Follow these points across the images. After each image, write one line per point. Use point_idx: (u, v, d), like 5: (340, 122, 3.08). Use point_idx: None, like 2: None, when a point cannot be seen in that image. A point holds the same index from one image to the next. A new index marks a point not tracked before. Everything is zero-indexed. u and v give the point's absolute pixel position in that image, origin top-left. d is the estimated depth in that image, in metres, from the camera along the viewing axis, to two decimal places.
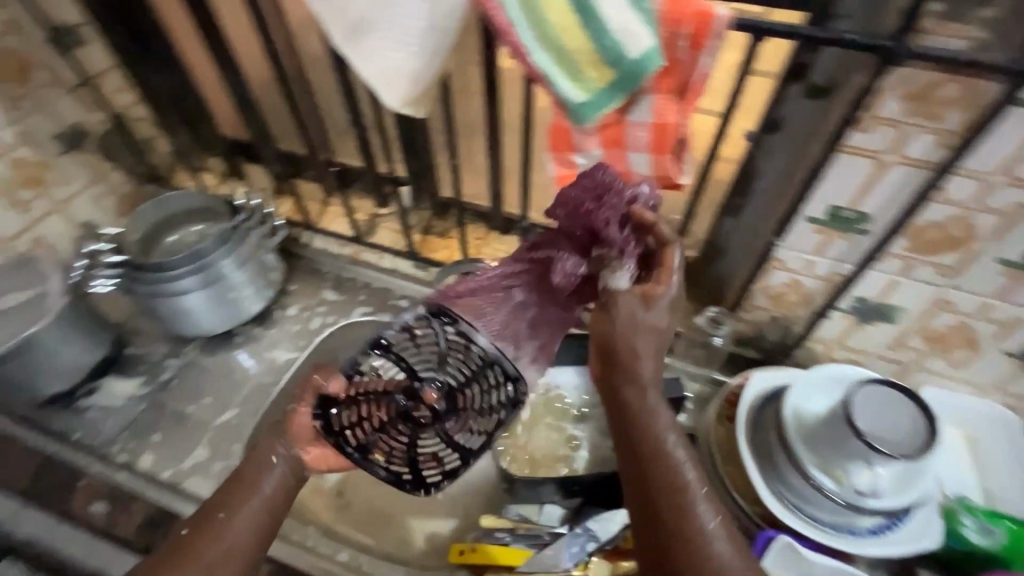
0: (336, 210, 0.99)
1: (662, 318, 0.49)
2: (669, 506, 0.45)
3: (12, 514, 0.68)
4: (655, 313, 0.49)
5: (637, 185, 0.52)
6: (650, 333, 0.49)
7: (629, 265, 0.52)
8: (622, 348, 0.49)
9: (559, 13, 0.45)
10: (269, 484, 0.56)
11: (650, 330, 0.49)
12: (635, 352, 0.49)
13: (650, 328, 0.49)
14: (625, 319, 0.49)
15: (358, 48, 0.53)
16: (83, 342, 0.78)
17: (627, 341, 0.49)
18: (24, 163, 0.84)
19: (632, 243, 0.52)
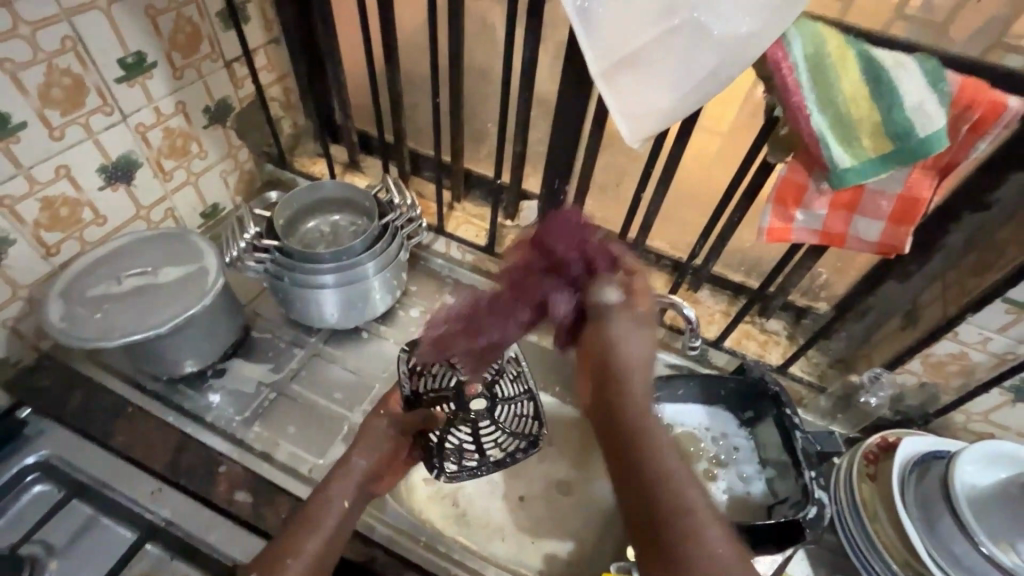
0: (464, 216, 0.96)
1: (643, 336, 0.53)
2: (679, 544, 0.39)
3: (155, 492, 0.67)
4: (635, 332, 0.52)
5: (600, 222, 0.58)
6: (636, 337, 0.52)
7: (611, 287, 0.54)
8: (625, 355, 0.51)
9: (850, 82, 0.47)
10: (345, 501, 0.62)
11: (636, 344, 0.52)
12: (632, 363, 0.50)
13: (635, 339, 0.52)
14: (614, 332, 0.52)
15: (612, 81, 0.52)
16: (223, 326, 0.79)
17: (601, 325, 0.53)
18: (174, 132, 0.83)
19: (611, 271, 0.56)
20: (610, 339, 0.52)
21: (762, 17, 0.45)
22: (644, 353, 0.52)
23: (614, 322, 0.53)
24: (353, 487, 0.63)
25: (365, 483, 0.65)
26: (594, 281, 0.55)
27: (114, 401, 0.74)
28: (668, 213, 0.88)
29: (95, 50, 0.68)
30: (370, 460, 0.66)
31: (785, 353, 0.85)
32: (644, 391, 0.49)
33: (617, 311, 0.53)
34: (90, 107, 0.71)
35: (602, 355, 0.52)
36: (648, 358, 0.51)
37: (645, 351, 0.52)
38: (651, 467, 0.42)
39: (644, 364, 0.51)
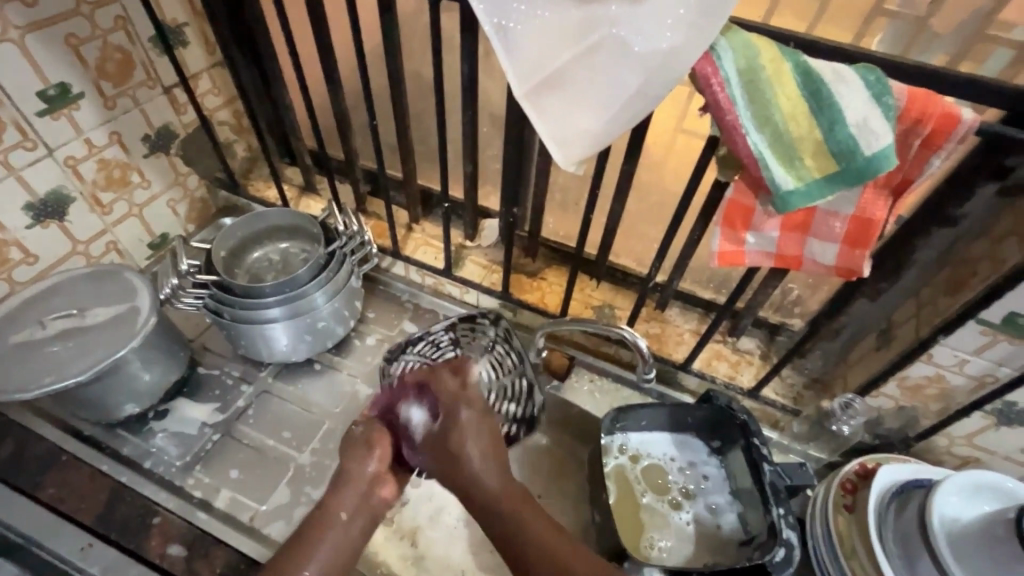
0: (422, 237, 0.92)
1: (483, 431, 0.61)
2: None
3: (85, 548, 0.64)
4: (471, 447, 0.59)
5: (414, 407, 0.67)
6: (479, 445, 0.59)
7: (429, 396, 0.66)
8: (485, 492, 0.56)
9: (787, 97, 0.43)
10: (343, 515, 0.57)
11: (481, 463, 0.58)
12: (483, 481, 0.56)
13: (484, 453, 0.58)
14: (458, 447, 0.59)
15: (537, 103, 0.48)
16: (162, 363, 0.75)
17: (461, 461, 0.58)
18: (110, 164, 0.79)
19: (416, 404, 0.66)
20: (470, 481, 0.57)
21: (683, 29, 0.42)
22: (489, 457, 0.59)
23: (466, 448, 0.59)
24: (350, 500, 0.58)
25: (369, 493, 0.59)
26: (455, 406, 0.62)
27: (46, 450, 0.71)
28: (628, 229, 0.84)
29: (10, 84, 0.65)
30: (372, 465, 0.61)
31: (758, 374, 0.80)
32: (498, 477, 0.57)
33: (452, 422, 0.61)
34: (9, 142, 0.68)
35: (482, 499, 0.56)
36: (499, 458, 0.59)
37: (484, 439, 0.60)
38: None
39: (490, 438, 0.60)
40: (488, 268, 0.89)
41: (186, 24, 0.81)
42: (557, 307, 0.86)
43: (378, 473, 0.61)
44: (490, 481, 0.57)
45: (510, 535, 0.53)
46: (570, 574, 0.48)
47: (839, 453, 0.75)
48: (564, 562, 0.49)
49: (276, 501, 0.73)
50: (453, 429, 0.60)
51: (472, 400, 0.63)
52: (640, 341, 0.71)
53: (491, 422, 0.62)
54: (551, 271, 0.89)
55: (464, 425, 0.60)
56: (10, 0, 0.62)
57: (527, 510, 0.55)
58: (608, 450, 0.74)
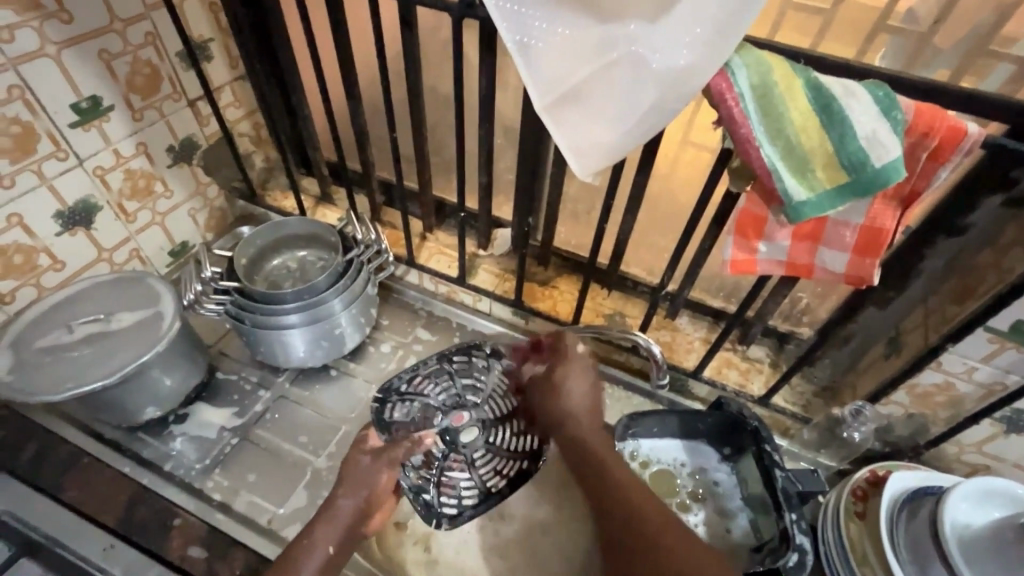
0: (436, 246, 0.94)
1: (585, 368, 0.67)
2: (641, 515, 0.54)
3: (108, 548, 0.65)
4: (568, 387, 0.66)
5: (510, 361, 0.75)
6: (578, 386, 0.66)
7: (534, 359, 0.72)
8: (581, 429, 0.64)
9: (800, 112, 0.44)
10: (331, 547, 0.59)
11: (578, 398, 0.66)
12: (569, 412, 0.65)
13: (583, 394, 0.66)
14: (567, 383, 0.67)
15: (557, 116, 0.50)
16: (184, 368, 0.77)
17: (559, 413, 0.66)
18: (135, 173, 0.82)
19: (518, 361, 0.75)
20: (570, 429, 0.64)
21: (699, 47, 0.44)
22: (585, 392, 0.66)
23: (566, 386, 0.67)
24: (339, 532, 0.60)
25: (354, 526, 0.62)
26: (558, 359, 0.69)
27: (69, 452, 0.72)
28: (639, 239, 0.86)
29: (45, 97, 0.68)
30: (357, 501, 0.62)
31: (768, 382, 0.81)
32: (591, 412, 0.66)
33: (556, 378, 0.68)
34: (42, 153, 0.70)
35: (591, 455, 0.61)
36: (592, 398, 0.67)
37: (586, 389, 0.67)
38: (622, 518, 0.55)
39: (588, 385, 0.67)
40: (501, 276, 0.91)
41: (211, 40, 0.84)
42: (568, 315, 0.87)
43: (367, 502, 0.63)
44: (593, 435, 0.64)
45: (596, 471, 0.60)
46: (632, 506, 0.55)
47: (848, 460, 0.76)
48: (643, 515, 0.54)
49: (294, 504, 0.74)
50: (557, 372, 0.67)
51: (585, 369, 0.67)
52: (653, 347, 0.72)
53: (591, 368, 0.67)
54: (563, 280, 0.91)
55: (564, 370, 0.67)
56: (49, 18, 0.65)
57: (614, 459, 0.60)
58: (620, 455, 0.75)
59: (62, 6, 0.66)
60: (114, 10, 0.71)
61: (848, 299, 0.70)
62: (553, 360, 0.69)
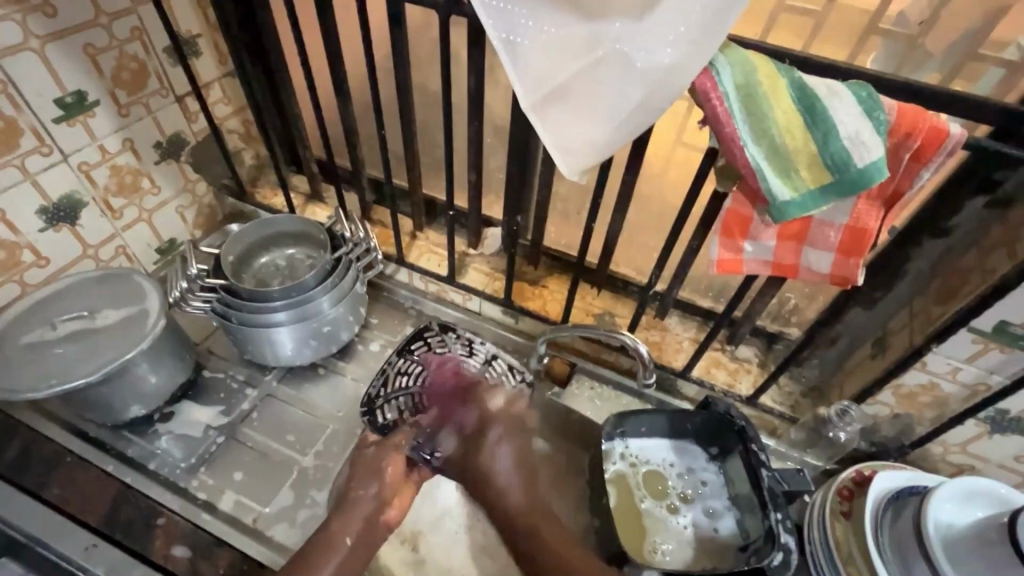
0: (426, 245, 0.94)
1: (509, 447, 0.74)
2: (573, 565, 0.64)
3: (90, 547, 0.63)
4: (498, 454, 0.73)
5: (463, 418, 0.75)
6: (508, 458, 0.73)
7: (466, 416, 0.75)
8: (512, 508, 0.71)
9: (783, 111, 0.44)
10: (349, 538, 0.66)
11: (505, 473, 0.72)
12: (506, 489, 0.72)
13: (508, 471, 0.73)
14: (484, 465, 0.72)
15: (542, 114, 0.49)
16: (169, 366, 0.76)
17: (494, 485, 0.72)
18: (121, 170, 0.81)
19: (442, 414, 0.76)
20: (499, 495, 0.71)
21: (684, 45, 0.43)
22: (511, 467, 0.73)
23: (491, 460, 0.73)
24: (356, 525, 0.67)
25: (371, 520, 0.68)
26: (485, 427, 0.74)
27: (51, 451, 0.71)
28: (629, 239, 0.86)
29: (28, 92, 0.67)
30: (374, 493, 0.69)
31: (756, 382, 0.81)
32: (525, 500, 0.71)
33: (483, 443, 0.73)
34: (25, 148, 0.69)
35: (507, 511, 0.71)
36: (520, 466, 0.74)
37: (511, 462, 0.73)
38: (547, 561, 0.65)
39: (517, 451, 0.74)
40: (490, 275, 0.91)
41: (200, 36, 0.83)
42: (558, 314, 0.87)
43: (380, 496, 0.69)
44: (547, 530, 0.68)
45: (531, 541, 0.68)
46: (561, 556, 0.65)
47: (835, 460, 0.76)
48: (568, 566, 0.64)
49: (280, 504, 0.74)
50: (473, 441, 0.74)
51: (508, 427, 0.75)
52: (641, 347, 0.72)
53: (523, 448, 0.75)
54: (553, 280, 0.91)
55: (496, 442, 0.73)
56: (32, 12, 0.64)
57: (551, 527, 0.69)
58: (608, 455, 0.75)
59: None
60: (99, 4, 0.70)
61: (835, 300, 0.70)
62: (477, 436, 0.74)
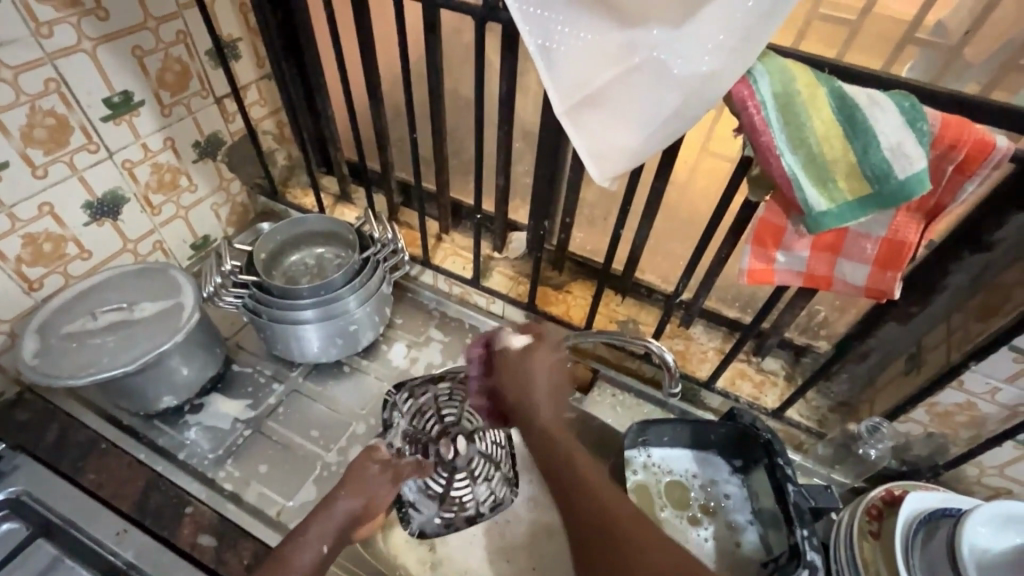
0: (451, 247, 0.94)
1: (553, 368, 0.63)
2: (606, 509, 0.50)
3: (120, 533, 0.67)
4: (531, 365, 0.62)
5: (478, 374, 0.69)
6: (543, 377, 0.62)
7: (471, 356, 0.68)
8: (539, 429, 0.58)
9: (822, 121, 0.44)
10: (323, 546, 0.60)
11: (540, 394, 0.61)
12: (529, 396, 0.61)
13: (540, 386, 0.61)
14: (523, 378, 0.62)
15: (574, 121, 0.50)
16: (201, 359, 0.78)
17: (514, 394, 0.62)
18: (162, 168, 0.84)
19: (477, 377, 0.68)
20: (528, 411, 0.60)
21: (723, 54, 0.43)
22: (549, 383, 0.62)
23: (522, 371, 0.62)
24: (333, 532, 0.61)
25: (347, 528, 0.63)
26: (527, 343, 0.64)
27: (89, 437, 0.75)
28: (656, 246, 0.85)
29: (80, 91, 0.70)
30: (354, 506, 0.64)
31: (783, 396, 0.80)
32: (555, 421, 0.59)
33: (513, 359, 0.64)
34: (75, 145, 0.73)
35: (533, 424, 0.59)
36: (555, 385, 0.62)
37: (547, 380, 0.62)
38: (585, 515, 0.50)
39: (555, 378, 0.62)
40: (515, 279, 0.91)
41: (240, 40, 0.86)
42: (581, 320, 0.87)
43: (365, 508, 0.65)
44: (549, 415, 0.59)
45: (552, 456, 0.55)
46: (597, 497, 0.51)
47: (864, 478, 0.74)
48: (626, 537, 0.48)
49: (303, 498, 0.75)
50: (505, 360, 0.64)
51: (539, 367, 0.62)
52: (667, 354, 0.71)
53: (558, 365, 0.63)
54: (577, 285, 0.90)
55: (532, 356, 0.63)
56: (87, 15, 0.68)
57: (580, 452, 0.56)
58: (629, 463, 0.75)
59: (100, 4, 0.68)
60: (148, 8, 0.73)
61: (868, 313, 0.69)
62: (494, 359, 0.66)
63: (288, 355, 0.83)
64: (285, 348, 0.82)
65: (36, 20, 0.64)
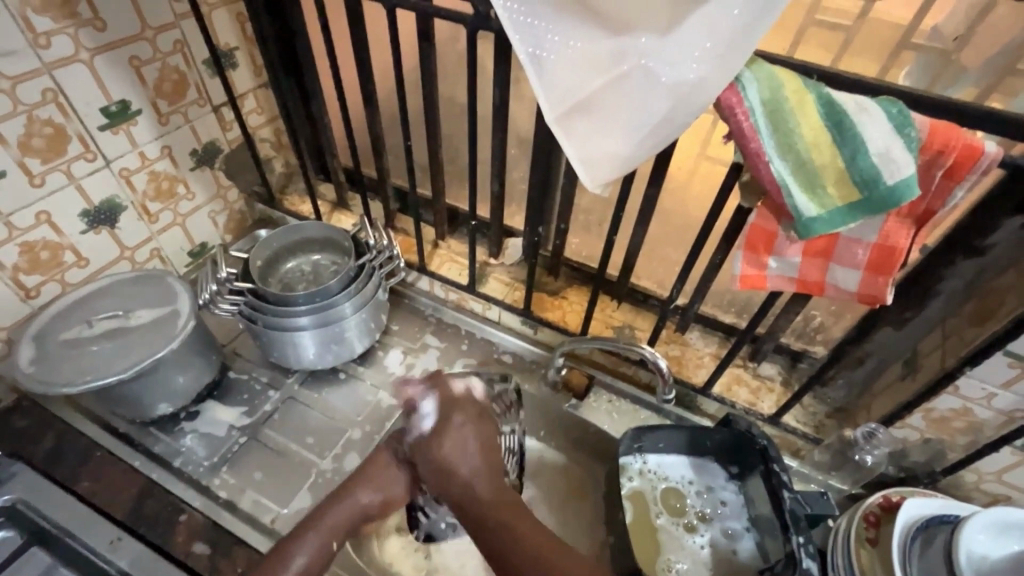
0: (447, 253, 0.95)
1: (472, 429, 0.61)
2: None
3: (114, 541, 0.67)
4: (456, 424, 0.61)
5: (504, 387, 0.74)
6: (453, 445, 0.59)
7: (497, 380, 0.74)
8: (481, 504, 0.55)
9: (810, 128, 0.44)
10: (331, 544, 0.62)
11: (465, 459, 0.58)
12: (470, 478, 0.57)
13: (468, 450, 0.59)
14: (446, 454, 0.59)
15: (565, 128, 0.50)
16: (196, 366, 0.78)
17: (455, 477, 0.58)
18: (159, 176, 0.85)
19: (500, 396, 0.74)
20: (462, 493, 0.57)
21: (709, 61, 0.43)
22: (461, 449, 0.59)
23: (444, 444, 0.60)
24: (341, 530, 0.63)
25: (362, 516, 0.65)
26: (453, 408, 0.63)
27: (84, 445, 0.75)
28: (651, 252, 0.85)
29: (77, 101, 0.71)
30: (374, 499, 0.65)
31: (779, 402, 0.79)
32: (492, 488, 0.57)
33: (445, 427, 0.61)
34: (71, 154, 0.73)
35: (471, 502, 0.56)
36: (485, 450, 0.60)
37: (474, 451, 0.59)
38: None
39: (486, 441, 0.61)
40: (511, 285, 0.91)
41: (237, 49, 0.86)
42: (577, 326, 0.87)
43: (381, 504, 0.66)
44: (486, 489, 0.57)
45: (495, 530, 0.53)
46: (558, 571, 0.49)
47: (862, 484, 0.74)
48: None
49: (298, 506, 0.75)
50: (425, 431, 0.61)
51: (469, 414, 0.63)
52: (660, 360, 0.71)
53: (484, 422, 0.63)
54: (573, 291, 0.90)
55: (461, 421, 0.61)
56: (84, 25, 0.68)
57: (521, 516, 0.54)
58: (625, 469, 0.74)
59: (96, 14, 0.68)
60: (145, 18, 0.73)
61: (863, 318, 0.69)
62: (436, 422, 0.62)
63: (284, 360, 0.82)
64: (281, 355, 0.82)
65: (33, 31, 0.64)
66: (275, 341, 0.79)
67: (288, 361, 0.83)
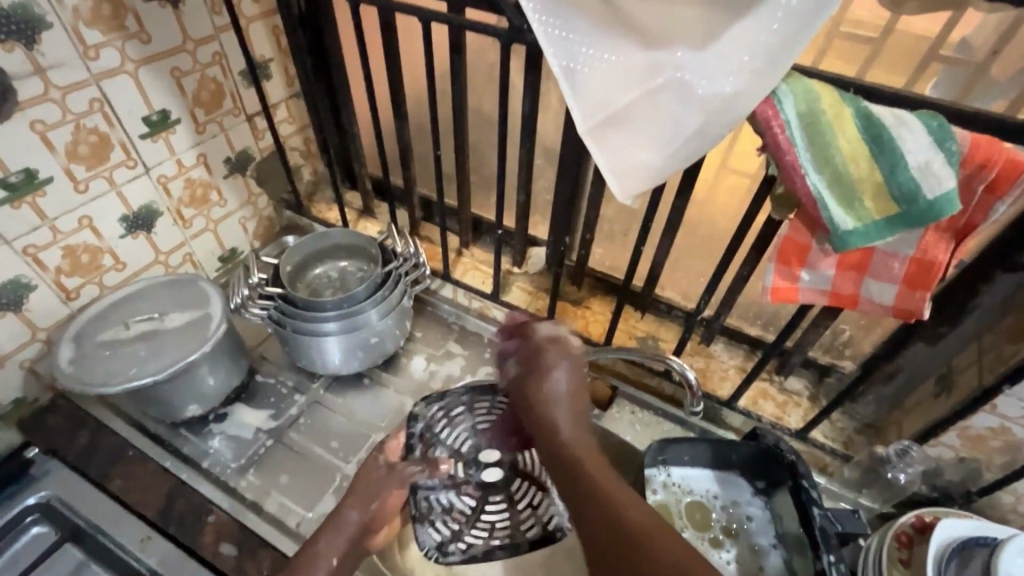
0: (470, 262, 0.95)
1: (574, 373, 0.63)
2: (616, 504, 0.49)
3: (144, 539, 0.69)
4: (554, 374, 0.62)
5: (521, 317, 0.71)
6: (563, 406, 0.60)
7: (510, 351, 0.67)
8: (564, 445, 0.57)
9: (848, 140, 0.44)
10: (334, 560, 0.64)
11: (560, 398, 0.61)
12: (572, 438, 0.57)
13: (562, 394, 0.61)
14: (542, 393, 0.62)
15: (597, 140, 0.51)
16: (226, 370, 0.80)
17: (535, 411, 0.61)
18: (195, 183, 0.87)
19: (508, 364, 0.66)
20: (549, 430, 0.59)
21: (746, 74, 0.43)
22: (569, 387, 0.62)
23: (543, 397, 0.62)
24: (344, 544, 0.65)
25: (360, 536, 0.67)
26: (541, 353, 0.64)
27: (116, 444, 0.77)
28: (676, 263, 0.85)
29: (122, 111, 0.74)
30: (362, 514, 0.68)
31: (807, 416, 0.78)
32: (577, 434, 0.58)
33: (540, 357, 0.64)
34: (114, 161, 0.76)
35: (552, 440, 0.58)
36: (576, 397, 0.62)
37: (569, 384, 0.62)
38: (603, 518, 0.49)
39: (577, 391, 0.62)
40: (534, 294, 0.92)
41: (272, 60, 0.89)
42: (600, 336, 0.87)
43: (376, 514, 0.68)
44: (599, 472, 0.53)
45: (577, 470, 0.54)
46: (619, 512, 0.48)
47: (892, 503, 0.72)
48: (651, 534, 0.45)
49: (322, 509, 0.75)
50: (541, 372, 0.63)
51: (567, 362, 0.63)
52: (689, 372, 0.70)
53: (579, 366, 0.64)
54: (596, 301, 0.91)
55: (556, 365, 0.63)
56: (131, 38, 0.71)
57: (609, 481, 0.52)
58: (649, 481, 0.74)
59: (142, 27, 0.71)
60: (187, 30, 0.76)
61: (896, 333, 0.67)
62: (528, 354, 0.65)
63: (309, 364, 0.84)
64: (307, 360, 0.83)
65: (84, 44, 0.67)
66: (302, 346, 0.80)
67: (304, 362, 0.84)
